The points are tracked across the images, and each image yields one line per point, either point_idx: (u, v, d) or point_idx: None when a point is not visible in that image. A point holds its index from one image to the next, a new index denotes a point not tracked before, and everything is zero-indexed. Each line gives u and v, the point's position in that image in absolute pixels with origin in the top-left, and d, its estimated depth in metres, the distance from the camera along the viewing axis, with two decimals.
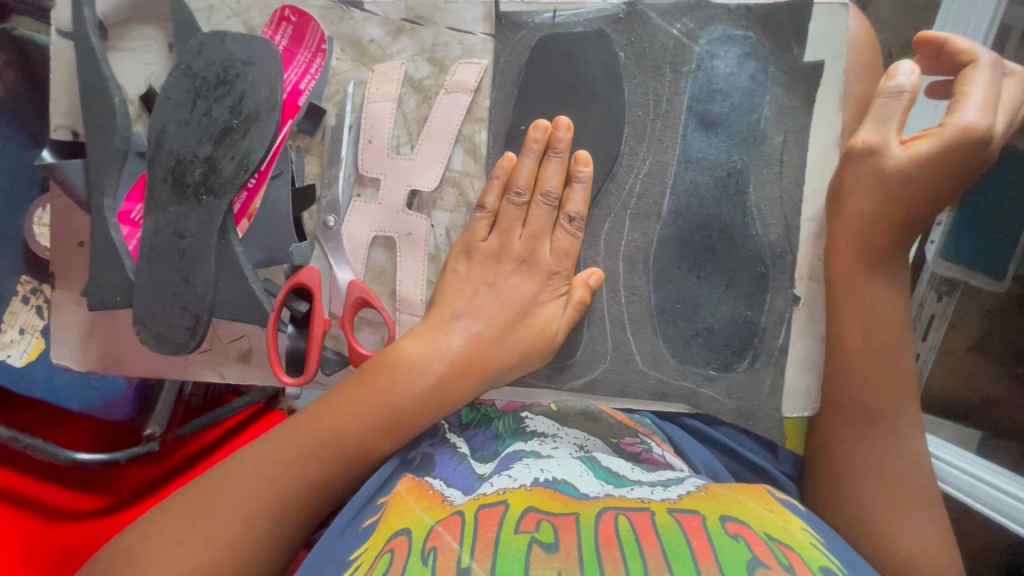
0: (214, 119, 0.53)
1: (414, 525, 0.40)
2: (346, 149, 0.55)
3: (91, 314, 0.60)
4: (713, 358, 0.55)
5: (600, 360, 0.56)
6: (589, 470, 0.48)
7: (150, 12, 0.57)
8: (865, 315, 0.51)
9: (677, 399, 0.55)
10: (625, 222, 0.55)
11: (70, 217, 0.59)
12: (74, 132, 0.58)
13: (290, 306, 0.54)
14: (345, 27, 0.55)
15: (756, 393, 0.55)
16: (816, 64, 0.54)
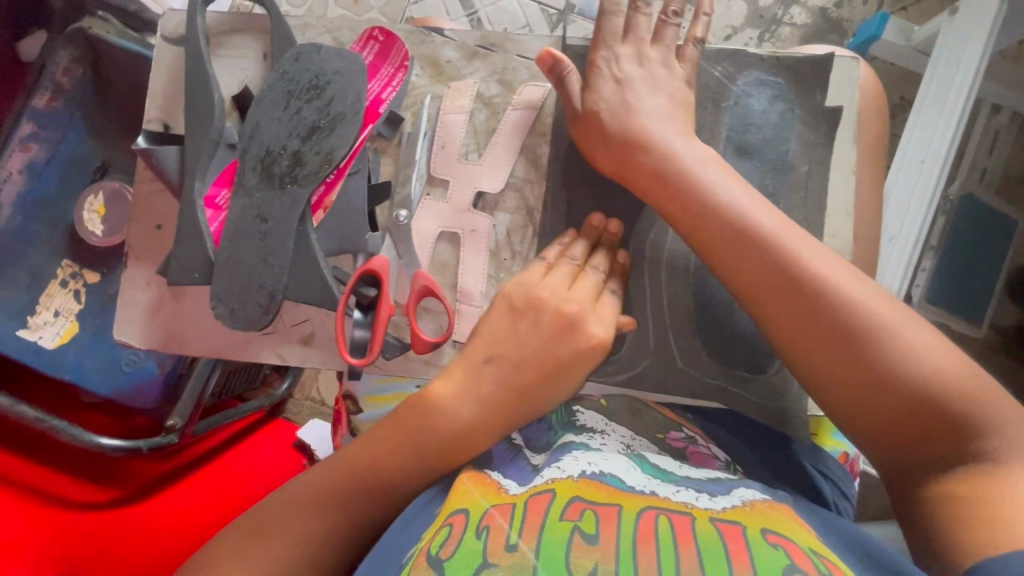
0: (304, 118, 0.58)
1: (472, 506, 0.44)
2: (421, 153, 0.61)
3: (160, 294, 0.63)
4: (743, 360, 0.61)
5: (644, 355, 0.62)
6: (636, 467, 0.49)
7: (250, 24, 0.63)
8: (784, 300, 0.49)
9: (711, 396, 0.61)
10: (667, 233, 0.61)
11: (153, 201, 0.63)
12: (165, 124, 0.63)
13: (359, 291, 0.58)
14: (427, 49, 0.63)
15: (783, 394, 0.61)
16: (837, 108, 0.62)
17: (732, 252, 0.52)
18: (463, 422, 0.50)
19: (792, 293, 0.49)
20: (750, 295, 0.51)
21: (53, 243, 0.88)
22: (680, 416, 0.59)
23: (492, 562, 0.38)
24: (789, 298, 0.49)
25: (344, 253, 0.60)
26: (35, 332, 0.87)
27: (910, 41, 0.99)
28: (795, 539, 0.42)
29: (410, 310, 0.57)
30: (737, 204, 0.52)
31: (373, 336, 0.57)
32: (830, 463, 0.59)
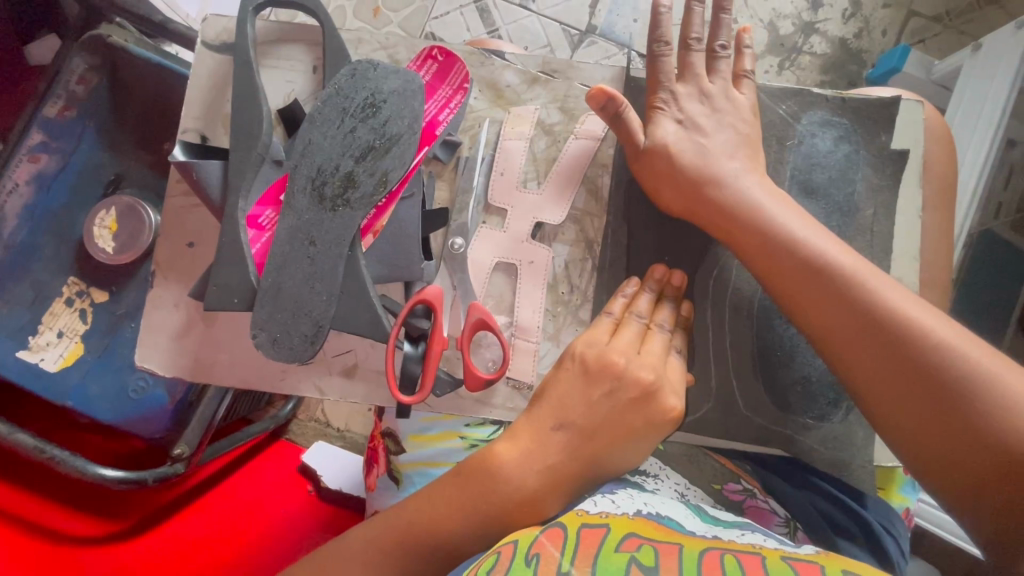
0: (359, 138, 0.55)
1: (519, 537, 0.43)
2: (478, 179, 0.58)
3: (188, 316, 0.58)
4: (809, 406, 0.56)
5: (705, 401, 0.56)
6: (694, 515, 0.49)
7: (299, 38, 0.60)
8: (861, 344, 0.47)
9: (777, 444, 0.56)
10: (733, 271, 0.57)
11: (184, 217, 0.58)
12: (203, 136, 0.60)
13: (410, 323, 0.55)
14: (485, 72, 0.60)
15: (849, 444, 0.56)
16: (903, 151, 0.60)
17: (811, 293, 0.49)
18: (527, 492, 0.48)
19: (873, 338, 0.46)
20: (825, 341, 0.49)
21: (60, 259, 0.82)
22: (737, 465, 0.59)
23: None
24: (865, 342, 0.47)
25: (393, 281, 0.57)
26: (36, 354, 0.81)
27: (930, 74, 1.01)
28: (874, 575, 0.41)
29: (464, 345, 0.54)
30: (815, 243, 0.49)
31: (425, 372, 0.53)
32: (895, 520, 0.56)
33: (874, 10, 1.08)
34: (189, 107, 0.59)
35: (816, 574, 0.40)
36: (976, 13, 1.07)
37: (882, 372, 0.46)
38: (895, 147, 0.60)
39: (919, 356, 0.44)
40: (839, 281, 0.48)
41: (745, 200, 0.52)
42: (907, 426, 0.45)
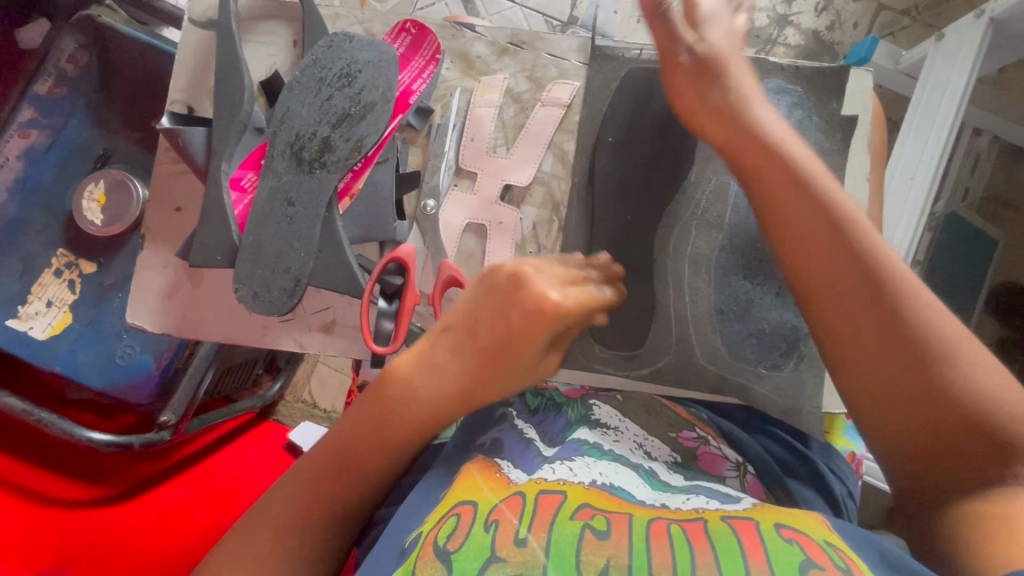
0: (335, 105, 0.58)
1: (479, 500, 0.46)
2: (450, 144, 0.61)
3: (177, 278, 0.60)
4: (764, 357, 0.61)
5: (666, 351, 0.61)
6: (645, 482, 0.49)
7: (279, 11, 0.63)
8: (849, 298, 0.44)
9: (732, 392, 0.61)
10: (691, 229, 0.61)
11: (171, 183, 0.61)
12: (189, 107, 0.62)
13: (383, 280, 0.58)
14: (457, 44, 0.63)
15: (802, 392, 0.61)
16: (852, 116, 0.64)
17: (812, 232, 0.46)
18: (431, 402, 0.52)
19: (865, 283, 0.44)
20: (812, 290, 0.46)
21: (48, 232, 0.85)
22: (692, 414, 0.60)
23: (501, 555, 0.39)
24: (855, 285, 0.44)
25: (370, 241, 0.60)
26: (26, 322, 0.83)
27: (897, 64, 1.02)
28: (807, 531, 0.42)
29: (435, 300, 0.57)
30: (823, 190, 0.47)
31: (398, 325, 0.56)
32: (841, 462, 0.60)
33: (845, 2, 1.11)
34: (174, 76, 0.62)
35: (755, 535, 0.41)
36: (942, 6, 1.10)
37: (863, 318, 0.44)
38: (843, 114, 0.64)
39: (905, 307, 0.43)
40: (844, 225, 0.45)
41: (768, 137, 0.49)
42: (871, 372, 0.43)
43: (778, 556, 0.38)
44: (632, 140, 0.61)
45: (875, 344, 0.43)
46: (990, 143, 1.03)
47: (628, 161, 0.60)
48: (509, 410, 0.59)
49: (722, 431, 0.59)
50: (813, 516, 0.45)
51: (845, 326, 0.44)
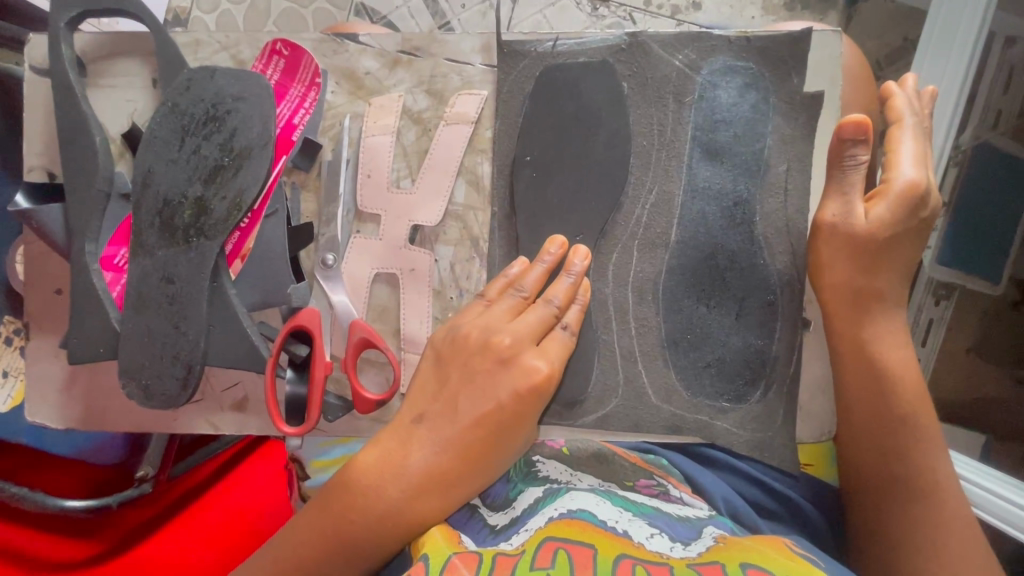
0: (204, 157, 0.50)
1: (432, 551, 0.41)
2: (345, 184, 0.53)
3: (71, 366, 0.55)
4: (726, 388, 0.53)
5: (612, 394, 0.54)
6: (606, 499, 0.47)
7: (132, 47, 0.55)
8: (878, 411, 0.49)
9: (693, 432, 0.54)
10: (632, 252, 0.54)
11: (46, 263, 0.55)
12: (50, 173, 0.55)
13: (289, 350, 0.52)
14: (341, 60, 0.54)
15: (771, 422, 0.54)
16: (817, 93, 0.53)
17: (875, 342, 0.49)
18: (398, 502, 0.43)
19: (897, 391, 0.48)
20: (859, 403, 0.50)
21: None
22: (648, 462, 0.55)
23: None
24: (893, 386, 0.48)
25: (269, 307, 0.54)
26: None
27: None
28: (773, 568, 0.39)
29: (347, 367, 0.51)
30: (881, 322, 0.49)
31: (310, 401, 0.51)
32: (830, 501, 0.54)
33: None
34: (28, 141, 0.55)
35: None
36: None
37: (886, 417, 0.48)
38: (808, 89, 0.53)
39: (911, 426, 0.48)
40: (896, 334, 0.49)
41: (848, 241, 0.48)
42: (876, 456, 0.49)
43: None
44: (554, 156, 0.52)
45: (886, 450, 0.49)
46: None
47: (553, 182, 0.52)
48: None
49: (687, 475, 0.54)
50: (781, 543, 0.44)
51: (867, 428, 0.50)
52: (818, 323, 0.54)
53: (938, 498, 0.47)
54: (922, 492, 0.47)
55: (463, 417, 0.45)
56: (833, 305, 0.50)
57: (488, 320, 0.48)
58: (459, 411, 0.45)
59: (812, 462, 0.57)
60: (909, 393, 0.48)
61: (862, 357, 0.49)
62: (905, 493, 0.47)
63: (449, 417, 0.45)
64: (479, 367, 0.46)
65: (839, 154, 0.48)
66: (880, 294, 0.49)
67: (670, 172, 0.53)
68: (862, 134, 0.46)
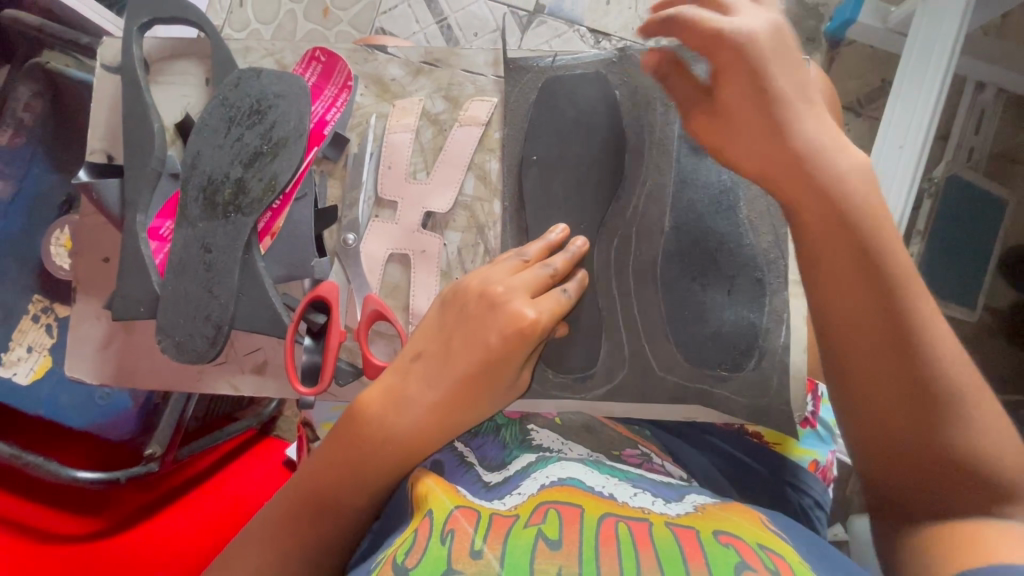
0: (246, 144, 0.57)
1: (435, 507, 0.45)
2: (367, 173, 0.60)
3: (110, 327, 0.63)
4: (724, 357, 0.59)
5: (621, 366, 0.60)
6: (594, 469, 0.52)
7: (188, 51, 0.63)
8: (861, 322, 0.47)
9: (694, 400, 0.59)
10: (629, 241, 0.60)
11: (100, 235, 0.62)
12: (109, 156, 0.64)
13: (308, 318, 0.58)
14: (369, 68, 0.62)
15: (767, 389, 0.59)
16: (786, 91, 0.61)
17: (854, 291, 0.47)
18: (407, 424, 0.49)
19: (891, 339, 0.46)
20: (833, 323, 0.49)
21: (23, 278, 0.89)
22: (635, 434, 0.61)
23: (457, 567, 0.38)
24: (884, 333, 0.46)
25: (293, 280, 0.60)
26: (9, 368, 0.87)
27: (886, 23, 1.12)
28: (743, 535, 0.44)
29: (360, 335, 0.56)
30: (855, 221, 0.47)
31: (325, 363, 0.56)
32: (802, 473, 0.59)
33: None
34: (93, 127, 0.64)
35: (695, 544, 0.41)
36: None
37: (881, 367, 0.46)
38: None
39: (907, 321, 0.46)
40: (886, 276, 0.46)
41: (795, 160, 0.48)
42: (873, 409, 0.47)
43: (717, 562, 0.39)
44: (559, 156, 0.58)
45: (880, 358, 0.46)
46: (997, 98, 1.07)
47: (556, 178, 0.58)
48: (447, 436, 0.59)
49: (668, 446, 0.60)
50: (750, 514, 0.50)
51: (853, 344, 0.47)
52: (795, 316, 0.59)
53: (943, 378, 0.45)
54: (929, 382, 0.45)
55: (457, 358, 0.49)
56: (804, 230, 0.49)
57: (489, 275, 0.51)
58: (451, 375, 0.49)
59: (779, 441, 0.62)
60: (896, 289, 0.46)
61: (841, 309, 0.48)
62: (914, 393, 0.46)
63: (443, 377, 0.49)
64: (474, 313, 0.49)
65: (698, 93, 0.54)
66: (861, 240, 0.47)
67: (657, 172, 0.60)
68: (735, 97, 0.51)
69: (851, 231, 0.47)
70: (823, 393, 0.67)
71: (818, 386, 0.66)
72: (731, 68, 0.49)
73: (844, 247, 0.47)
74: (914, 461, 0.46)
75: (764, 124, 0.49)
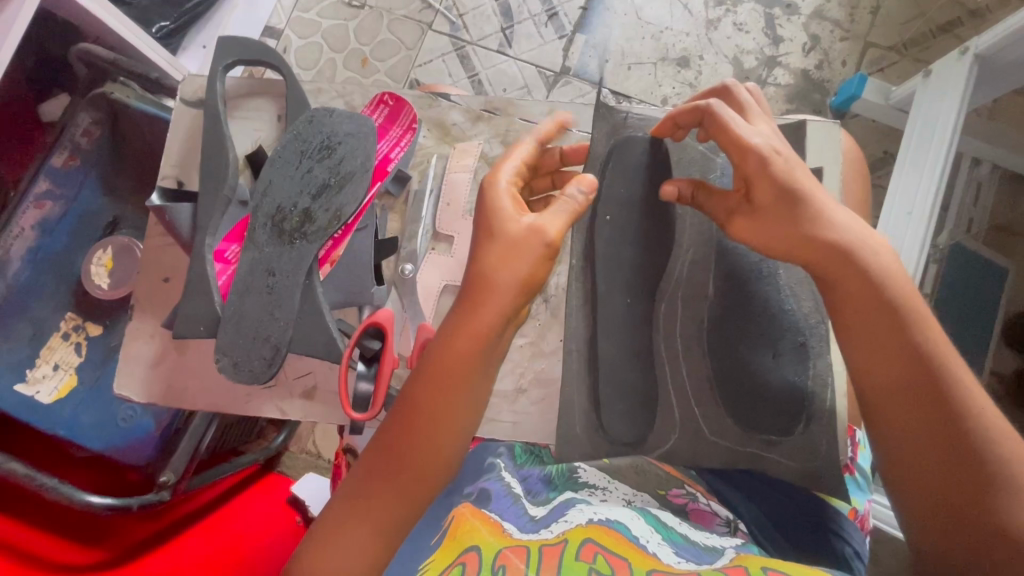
0: (315, 177, 0.61)
1: (482, 543, 0.47)
2: (427, 209, 0.65)
3: (164, 347, 0.67)
4: (772, 425, 0.63)
5: (671, 432, 0.65)
6: (639, 516, 0.54)
7: (263, 90, 0.68)
8: (898, 393, 0.48)
9: (746, 464, 0.64)
10: (677, 305, 0.65)
11: (161, 256, 0.69)
12: (178, 182, 0.68)
13: (363, 344, 0.60)
14: (434, 113, 0.68)
15: (817, 455, 0.62)
16: (821, 168, 0.66)
17: (897, 369, 0.49)
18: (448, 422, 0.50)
19: (927, 406, 0.47)
20: (872, 393, 0.50)
21: (58, 297, 0.90)
22: (681, 473, 0.63)
23: None
24: (930, 414, 0.47)
25: (349, 306, 0.63)
26: (32, 386, 0.86)
27: (888, 100, 1.22)
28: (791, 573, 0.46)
29: (413, 362, 0.59)
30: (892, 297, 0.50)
31: (378, 390, 0.59)
32: (845, 523, 0.58)
33: (833, 44, 1.31)
34: (167, 155, 0.69)
35: None
36: (929, 41, 1.30)
37: (931, 448, 0.47)
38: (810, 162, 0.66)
39: (945, 392, 0.47)
40: (929, 359, 0.48)
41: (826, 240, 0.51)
42: (927, 494, 0.47)
43: None
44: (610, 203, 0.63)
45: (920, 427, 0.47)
46: (992, 172, 1.16)
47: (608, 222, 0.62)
48: (498, 460, 0.61)
49: (713, 489, 0.62)
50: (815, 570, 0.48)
51: (890, 412, 0.49)
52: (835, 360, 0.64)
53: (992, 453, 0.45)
54: (976, 456, 0.45)
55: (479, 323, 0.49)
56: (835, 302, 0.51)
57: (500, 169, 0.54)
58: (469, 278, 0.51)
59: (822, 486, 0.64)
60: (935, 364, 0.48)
61: (886, 391, 0.49)
62: (959, 465, 0.46)
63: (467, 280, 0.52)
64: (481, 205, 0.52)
65: (720, 200, 0.57)
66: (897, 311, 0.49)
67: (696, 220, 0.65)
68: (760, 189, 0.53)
69: (888, 306, 0.49)
70: (860, 439, 0.69)
71: (856, 432, 0.69)
72: (759, 175, 0.52)
73: (881, 320, 0.49)
74: (965, 538, 0.45)
75: (790, 209, 0.52)
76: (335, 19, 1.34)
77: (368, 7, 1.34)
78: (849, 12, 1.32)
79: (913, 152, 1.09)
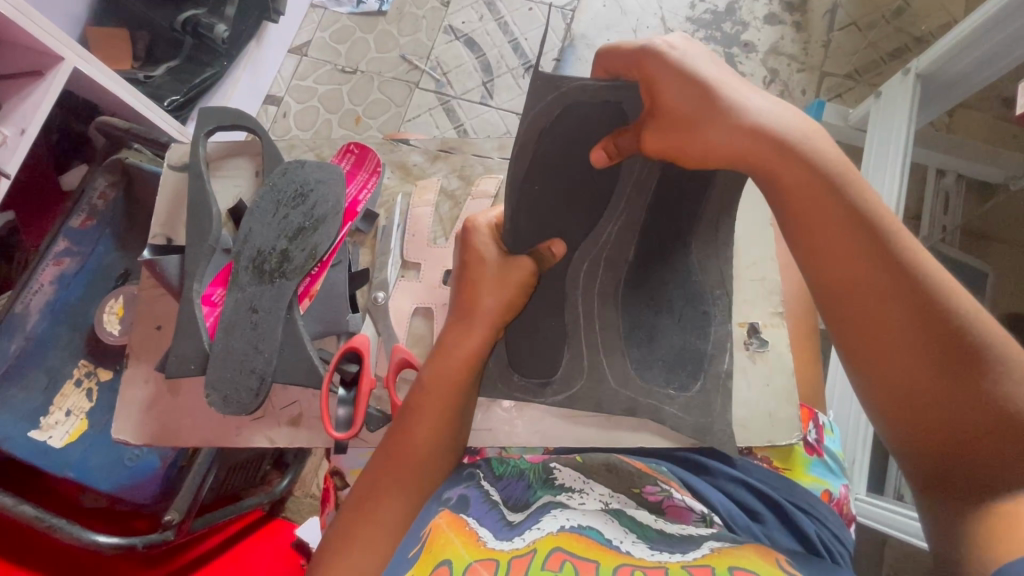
0: (291, 221, 0.68)
1: (454, 556, 0.46)
2: (395, 241, 0.74)
3: (157, 390, 0.74)
4: (671, 379, 0.68)
5: (578, 375, 0.70)
6: (614, 518, 0.54)
7: (243, 151, 0.78)
8: (893, 302, 0.49)
9: (646, 412, 0.68)
10: (599, 268, 0.67)
11: (156, 307, 0.76)
12: (169, 238, 0.77)
13: (342, 368, 0.65)
14: (395, 156, 0.80)
15: (711, 410, 0.67)
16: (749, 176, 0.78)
17: (880, 278, 0.49)
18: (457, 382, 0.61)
19: (917, 312, 0.48)
20: (867, 306, 0.50)
21: (71, 347, 0.97)
22: (653, 470, 0.65)
23: None
24: (898, 299, 0.48)
25: (328, 335, 0.70)
26: (46, 432, 0.92)
27: (847, 120, 1.30)
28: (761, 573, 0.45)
29: (388, 381, 0.65)
30: (870, 211, 0.50)
31: (357, 410, 0.63)
32: (816, 505, 0.65)
33: (791, 75, 1.40)
34: (156, 216, 0.78)
35: None
36: (880, 67, 1.39)
37: (898, 333, 0.49)
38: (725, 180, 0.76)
39: (930, 295, 0.48)
40: (906, 266, 0.49)
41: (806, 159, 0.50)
42: (892, 372, 0.50)
43: None
44: None
45: (912, 333, 0.48)
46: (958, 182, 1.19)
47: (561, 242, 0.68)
48: (476, 470, 0.61)
49: (684, 481, 0.64)
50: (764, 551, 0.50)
51: (885, 323, 0.49)
52: (774, 343, 0.73)
53: (977, 345, 0.47)
54: (965, 349, 0.47)
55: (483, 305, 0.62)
56: (810, 227, 0.51)
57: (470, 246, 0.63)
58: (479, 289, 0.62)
59: (789, 466, 0.71)
60: (920, 271, 0.49)
61: (876, 300, 0.49)
62: (949, 360, 0.47)
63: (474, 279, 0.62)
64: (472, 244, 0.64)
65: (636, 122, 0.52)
66: (875, 226, 0.50)
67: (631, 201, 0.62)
68: (678, 88, 0.48)
69: (869, 220, 0.50)
70: (824, 424, 0.74)
71: (817, 416, 0.74)
72: (661, 80, 0.48)
73: (869, 234, 0.50)
74: (969, 435, 0.47)
75: (722, 124, 0.49)
76: (330, 84, 1.48)
77: (359, 72, 1.48)
78: (803, 46, 1.41)
79: (872, 169, 1.14)
